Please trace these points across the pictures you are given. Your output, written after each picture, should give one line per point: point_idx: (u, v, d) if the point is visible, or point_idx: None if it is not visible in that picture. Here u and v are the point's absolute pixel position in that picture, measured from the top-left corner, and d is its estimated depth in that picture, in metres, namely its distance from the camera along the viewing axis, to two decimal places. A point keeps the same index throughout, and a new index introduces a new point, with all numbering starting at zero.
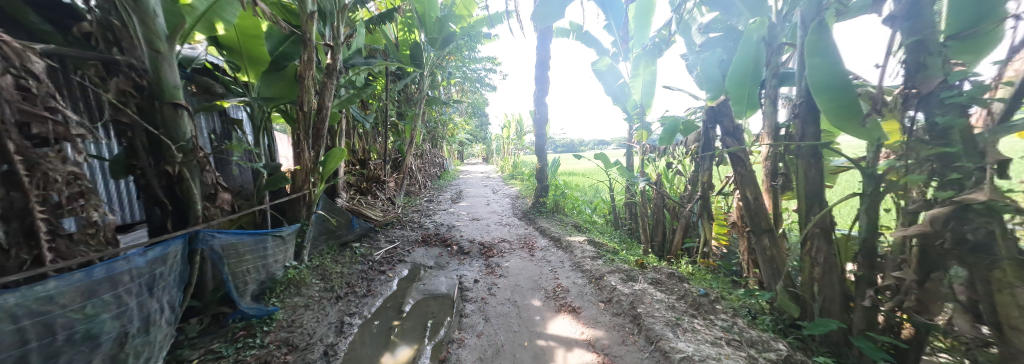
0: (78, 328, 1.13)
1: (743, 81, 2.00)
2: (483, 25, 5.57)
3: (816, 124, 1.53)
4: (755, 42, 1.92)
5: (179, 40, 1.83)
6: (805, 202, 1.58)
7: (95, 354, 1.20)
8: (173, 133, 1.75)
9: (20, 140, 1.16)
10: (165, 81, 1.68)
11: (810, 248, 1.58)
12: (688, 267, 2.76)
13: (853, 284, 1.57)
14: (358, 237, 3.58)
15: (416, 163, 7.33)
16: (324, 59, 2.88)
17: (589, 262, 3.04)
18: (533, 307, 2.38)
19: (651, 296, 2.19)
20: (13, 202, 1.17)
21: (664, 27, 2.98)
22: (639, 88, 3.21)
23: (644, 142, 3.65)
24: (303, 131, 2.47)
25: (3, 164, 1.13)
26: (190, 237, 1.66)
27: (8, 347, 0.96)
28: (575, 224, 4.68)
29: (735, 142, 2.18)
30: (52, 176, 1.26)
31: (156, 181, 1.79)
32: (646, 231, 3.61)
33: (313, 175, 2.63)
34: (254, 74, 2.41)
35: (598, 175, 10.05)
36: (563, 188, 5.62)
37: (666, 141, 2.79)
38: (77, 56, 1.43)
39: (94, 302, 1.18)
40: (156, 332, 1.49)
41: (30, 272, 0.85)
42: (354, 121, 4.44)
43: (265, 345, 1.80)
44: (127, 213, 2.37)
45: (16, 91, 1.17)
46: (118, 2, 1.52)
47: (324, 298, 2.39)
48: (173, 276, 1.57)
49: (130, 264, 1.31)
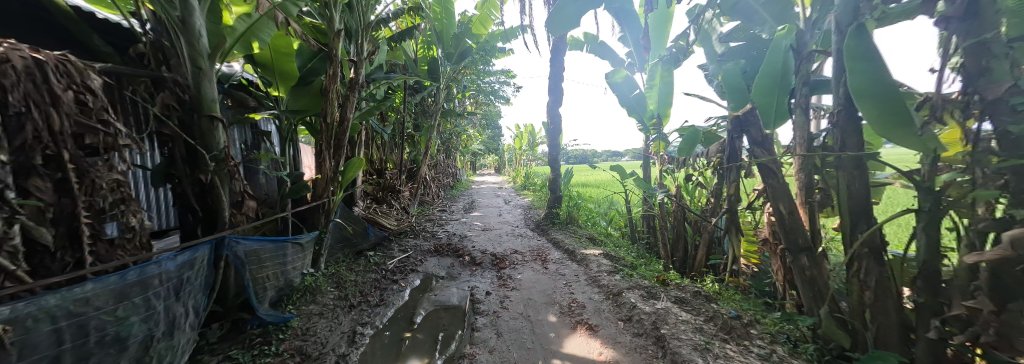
0: (108, 330, 1.17)
1: (771, 90, 1.88)
2: (499, 40, 5.70)
3: (858, 133, 1.41)
4: (784, 50, 1.82)
5: (218, 59, 1.95)
6: (849, 219, 1.44)
7: (122, 357, 1.23)
8: (208, 143, 1.84)
9: (74, 150, 1.27)
10: (204, 96, 1.79)
11: (857, 270, 1.43)
12: (715, 286, 2.59)
13: (912, 311, 1.41)
14: (373, 246, 3.62)
15: (430, 173, 7.48)
16: (347, 73, 2.99)
17: (606, 277, 2.92)
18: (548, 323, 2.28)
19: (675, 316, 2.05)
20: (63, 207, 1.28)
21: (681, 37, 2.92)
22: (655, 98, 3.12)
23: (661, 153, 3.51)
24: (324, 142, 2.53)
25: (58, 172, 1.24)
26: (216, 243, 1.72)
27: (45, 347, 1.00)
28: (589, 237, 4.56)
29: (765, 152, 2.07)
30: (99, 184, 1.37)
31: (190, 189, 1.87)
32: (666, 246, 3.45)
33: (333, 184, 2.68)
34: (285, 89, 2.54)
35: (612, 186, 9.87)
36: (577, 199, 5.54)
37: (685, 153, 2.76)
38: (130, 74, 1.57)
39: (125, 305, 1.23)
40: (180, 336, 1.53)
41: (71, 274, 0.90)
42: (373, 133, 4.58)
43: (279, 353, 1.81)
44: (163, 219, 2.48)
45: (76, 105, 1.29)
46: (169, 26, 1.66)
47: (338, 307, 2.40)
48: (199, 281, 1.62)
49: (160, 269, 1.37)
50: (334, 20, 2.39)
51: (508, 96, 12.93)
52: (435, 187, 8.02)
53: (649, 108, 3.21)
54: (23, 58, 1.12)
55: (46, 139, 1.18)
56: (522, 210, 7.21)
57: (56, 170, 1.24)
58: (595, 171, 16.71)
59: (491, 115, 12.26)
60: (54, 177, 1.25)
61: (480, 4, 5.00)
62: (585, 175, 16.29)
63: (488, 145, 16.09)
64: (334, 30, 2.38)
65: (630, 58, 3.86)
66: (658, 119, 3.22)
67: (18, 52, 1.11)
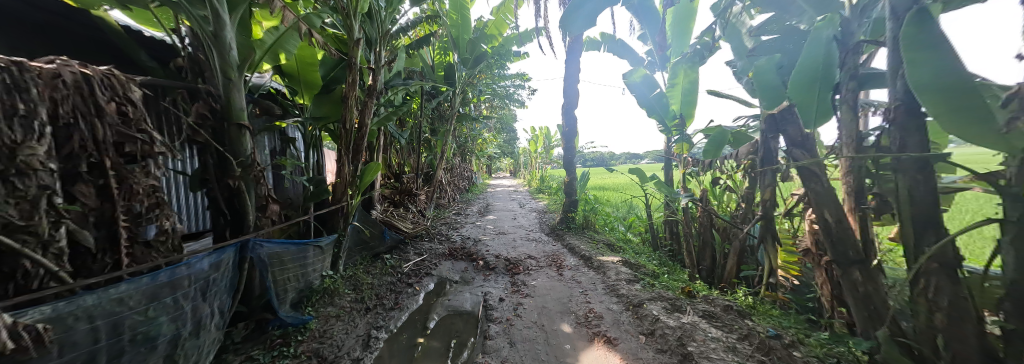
0: (139, 330, 1.22)
1: (812, 85, 1.69)
2: (514, 43, 5.67)
3: (920, 131, 1.23)
4: (826, 41, 1.63)
5: (247, 70, 2.04)
6: (914, 229, 1.26)
7: (151, 355, 1.28)
8: (236, 150, 1.91)
9: (115, 158, 1.36)
10: (233, 105, 1.87)
11: (925, 288, 1.25)
12: (747, 299, 2.39)
13: (996, 338, 1.20)
14: (390, 249, 3.66)
15: (446, 177, 7.57)
16: (366, 80, 3.06)
17: (625, 286, 2.78)
18: (563, 334, 2.18)
19: (703, 332, 1.90)
20: (104, 211, 1.36)
21: (706, 33, 2.80)
22: (678, 97, 2.95)
23: (685, 155, 3.33)
24: (343, 147, 2.57)
25: (101, 178, 1.33)
26: (242, 245, 1.78)
27: (82, 345, 1.05)
28: (607, 242, 4.40)
29: (806, 153, 1.95)
30: (136, 189, 1.44)
31: (220, 194, 1.94)
32: (691, 254, 3.26)
33: (351, 188, 2.74)
34: (309, 98, 2.63)
35: (631, 190, 9.54)
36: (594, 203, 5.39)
37: (711, 155, 2.60)
38: (168, 85, 1.67)
39: (156, 305, 1.28)
40: (206, 336, 1.58)
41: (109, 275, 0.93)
42: (390, 138, 4.68)
43: (297, 355, 1.84)
44: (197, 222, 2.62)
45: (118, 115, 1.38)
46: (203, 41, 1.75)
47: (355, 309, 2.43)
48: (225, 282, 1.67)
49: (189, 270, 1.42)
50: (354, 29, 2.43)
51: (523, 99, 12.92)
52: (450, 190, 8.10)
53: (672, 108, 3.03)
54: (74, 73, 1.21)
55: (90, 147, 1.27)
56: (537, 213, 7.12)
57: (99, 176, 1.32)
58: (613, 174, 16.32)
59: (507, 118, 12.29)
60: (97, 183, 1.33)
61: (495, 10, 5.02)
62: (602, 179, 15.93)
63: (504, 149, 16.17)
64: (353, 39, 2.42)
65: (651, 57, 3.72)
66: (681, 120, 3.06)
67: (69, 68, 1.21)
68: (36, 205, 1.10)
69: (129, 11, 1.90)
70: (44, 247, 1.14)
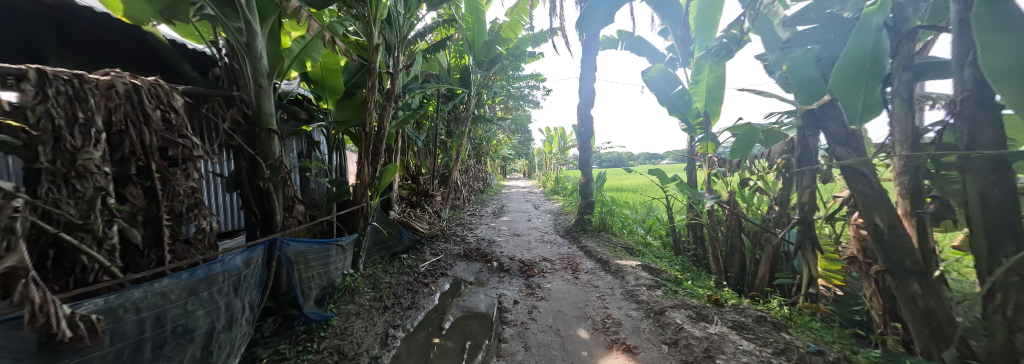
0: (179, 322, 1.30)
1: (858, 77, 1.53)
2: (529, 44, 5.65)
3: (993, 125, 1.09)
4: (875, 30, 1.46)
5: (276, 77, 2.15)
6: (990, 237, 1.10)
7: (190, 346, 1.37)
8: (265, 153, 2.01)
9: (160, 161, 1.47)
10: (263, 111, 1.97)
11: (1003, 305, 1.09)
12: (783, 310, 2.21)
13: None
14: (406, 249, 3.74)
15: (462, 178, 7.64)
16: (385, 84, 3.15)
17: (646, 292, 2.67)
18: (579, 340, 2.12)
19: (733, 344, 1.78)
20: (149, 210, 1.48)
21: (733, 26, 2.64)
22: (703, 94, 2.80)
23: (709, 155, 3.15)
24: (363, 149, 2.66)
25: (147, 180, 1.44)
26: (270, 244, 1.87)
27: (129, 336, 1.13)
28: (625, 245, 4.25)
29: (850, 151, 1.78)
30: (177, 190, 1.55)
31: (251, 195, 2.06)
32: (717, 260, 3.07)
33: (370, 189, 2.82)
34: (332, 102, 2.74)
35: (651, 191, 9.21)
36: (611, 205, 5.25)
37: (740, 154, 2.49)
38: (206, 93, 1.79)
39: (193, 300, 1.36)
40: (238, 330, 1.66)
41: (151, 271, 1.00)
42: (408, 141, 4.79)
43: (320, 351, 1.90)
44: (232, 221, 2.80)
45: (163, 122, 1.49)
46: (237, 51, 1.86)
47: (373, 307, 2.49)
48: (255, 279, 1.76)
49: (223, 267, 1.51)
50: (373, 35, 2.50)
51: (538, 100, 12.87)
52: (466, 191, 8.19)
53: (696, 105, 2.88)
54: (125, 84, 1.31)
55: (139, 152, 1.38)
56: (553, 215, 7.04)
57: (146, 178, 1.44)
58: (632, 174, 15.81)
59: (522, 119, 12.29)
60: (144, 185, 1.44)
61: (510, 11, 5.00)
62: (621, 179, 15.53)
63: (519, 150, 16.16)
64: (373, 44, 2.48)
65: (672, 53, 3.58)
66: (706, 117, 2.90)
67: (122, 79, 1.31)
68: (92, 204, 1.21)
69: (173, 26, 2.04)
70: (99, 244, 1.25)
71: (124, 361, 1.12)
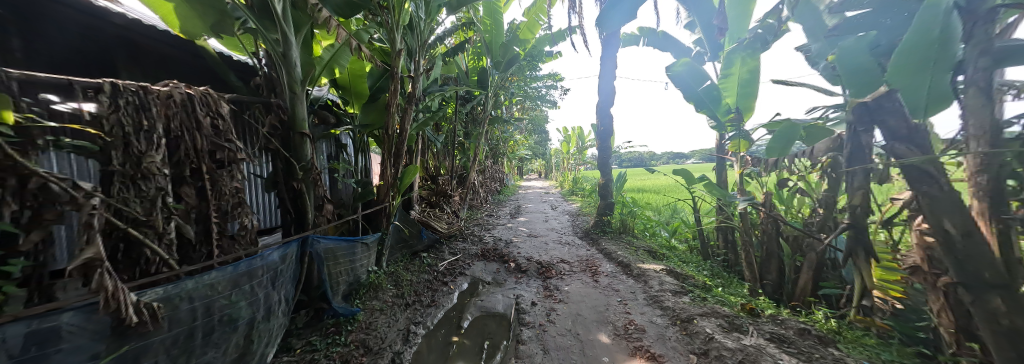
0: (225, 312, 1.42)
1: (921, 69, 1.40)
2: (547, 44, 5.60)
3: None
4: (943, 15, 1.27)
5: (308, 84, 2.29)
6: None
7: (235, 335, 1.48)
8: (299, 156, 2.15)
9: (210, 164, 1.62)
10: (297, 116, 2.11)
11: None
12: (830, 323, 2.01)
13: None
14: (427, 248, 3.84)
15: (479, 178, 7.74)
16: (406, 88, 3.26)
17: (671, 298, 2.55)
18: (600, 345, 2.06)
19: (771, 359, 1.64)
20: (201, 208, 1.62)
21: (770, 15, 2.47)
22: (734, 89, 2.63)
23: (740, 154, 2.91)
24: (387, 151, 2.77)
25: (199, 182, 1.59)
26: (302, 241, 1.99)
27: (184, 323, 1.25)
28: (647, 248, 4.09)
29: (914, 149, 1.61)
30: (224, 190, 1.70)
31: (286, 195, 2.20)
32: (751, 266, 2.87)
33: (393, 190, 2.93)
34: (358, 107, 2.87)
35: (675, 192, 8.82)
36: (631, 207, 5.07)
37: (776, 153, 2.32)
38: (249, 101, 1.94)
39: (237, 292, 1.47)
40: (275, 321, 1.78)
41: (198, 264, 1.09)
42: (427, 142, 4.92)
43: (347, 344, 2.00)
44: (269, 219, 3.02)
45: (212, 128, 1.64)
46: (275, 61, 2.00)
47: (396, 304, 2.58)
48: (289, 273, 1.88)
49: (262, 261, 1.62)
50: (396, 41, 2.59)
51: (556, 100, 12.75)
52: (483, 192, 8.27)
53: (726, 101, 2.71)
54: (181, 94, 1.46)
55: (192, 155, 1.52)
56: (570, 216, 6.93)
57: (198, 180, 1.59)
58: (655, 175, 15.24)
59: (538, 120, 12.22)
60: (197, 185, 1.59)
61: (528, 11, 4.97)
62: (641, 179, 15.03)
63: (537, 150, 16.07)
64: (395, 50, 2.58)
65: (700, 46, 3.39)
66: (737, 114, 2.72)
67: (179, 90, 1.45)
68: (154, 203, 1.35)
69: (221, 39, 2.23)
70: (160, 238, 1.39)
71: (179, 346, 1.23)
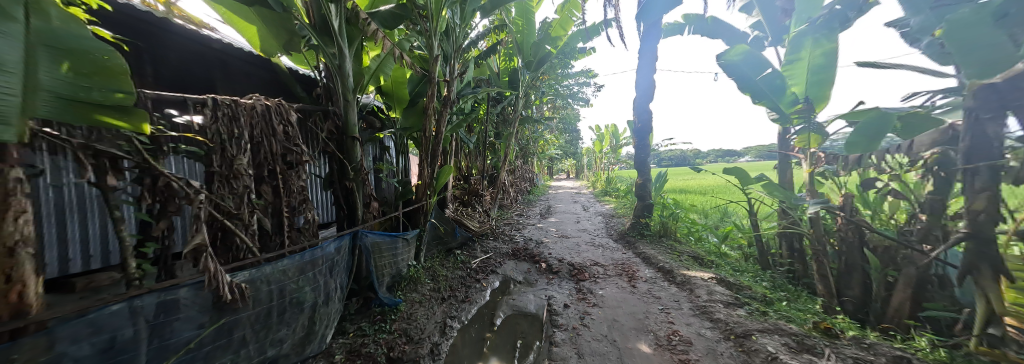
0: (294, 296, 1.60)
1: None
2: (580, 40, 5.44)
3: None
4: None
5: (358, 91, 2.50)
6: None
7: (301, 317, 1.68)
8: (351, 157, 2.37)
9: (282, 165, 1.86)
10: (350, 121, 2.33)
11: None
12: (937, 353, 1.65)
13: None
14: (461, 245, 3.97)
15: (509, 178, 7.80)
16: (441, 92, 3.41)
17: (722, 310, 2.32)
18: (640, 354, 1.95)
19: None
20: (275, 204, 1.87)
21: None
22: (801, 75, 2.32)
23: (809, 150, 2.52)
24: (426, 152, 2.93)
25: (275, 181, 1.84)
26: (353, 235, 2.18)
27: (263, 302, 1.44)
28: (691, 254, 3.76)
29: None
30: (293, 188, 1.94)
31: (340, 193, 2.43)
32: (825, 280, 2.47)
33: (430, 189, 3.08)
34: (400, 111, 3.07)
35: (723, 193, 8.02)
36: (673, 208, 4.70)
37: (859, 148, 1.99)
38: (311, 109, 2.18)
39: (304, 278, 1.65)
40: (333, 306, 1.98)
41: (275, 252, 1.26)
42: (461, 144, 5.09)
43: (391, 332, 2.16)
44: (326, 215, 3.38)
45: (284, 134, 1.88)
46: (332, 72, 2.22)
47: (433, 298, 2.72)
48: (343, 264, 2.07)
49: (324, 252, 1.80)
50: (433, 47, 2.72)
51: (590, 97, 12.35)
52: (514, 192, 8.31)
53: (792, 90, 2.40)
54: (262, 106, 1.69)
55: (269, 158, 1.77)
56: (603, 217, 6.68)
57: (274, 179, 1.84)
58: (702, 174, 14.00)
59: (571, 118, 11.93)
60: (273, 184, 1.84)
61: (561, 7, 4.87)
62: (685, 179, 13.91)
63: (567, 149, 15.72)
64: (433, 55, 2.71)
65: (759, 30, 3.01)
66: (806, 103, 2.36)
67: (260, 102, 1.69)
68: (244, 198, 1.59)
69: (290, 56, 2.52)
70: (247, 228, 1.63)
71: (258, 323, 1.42)
